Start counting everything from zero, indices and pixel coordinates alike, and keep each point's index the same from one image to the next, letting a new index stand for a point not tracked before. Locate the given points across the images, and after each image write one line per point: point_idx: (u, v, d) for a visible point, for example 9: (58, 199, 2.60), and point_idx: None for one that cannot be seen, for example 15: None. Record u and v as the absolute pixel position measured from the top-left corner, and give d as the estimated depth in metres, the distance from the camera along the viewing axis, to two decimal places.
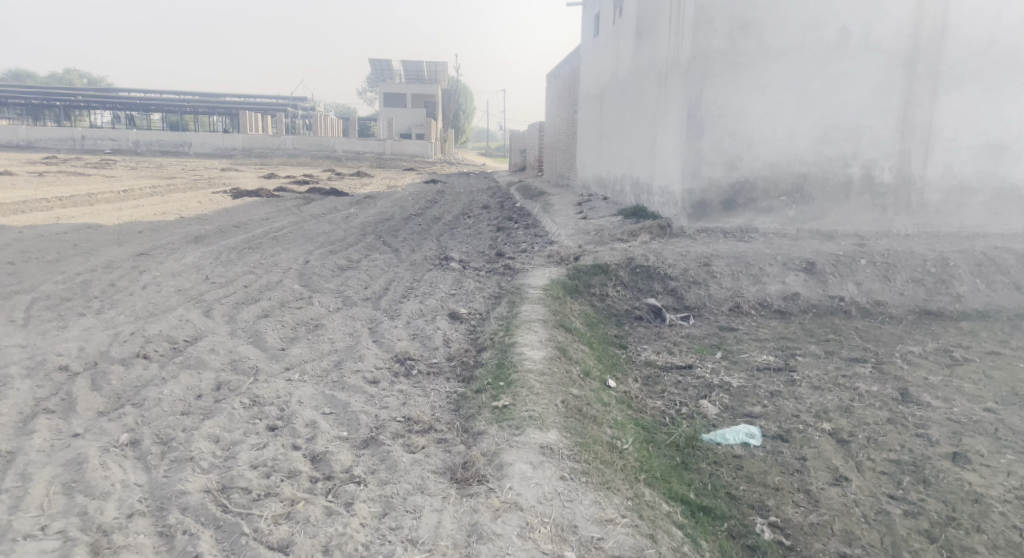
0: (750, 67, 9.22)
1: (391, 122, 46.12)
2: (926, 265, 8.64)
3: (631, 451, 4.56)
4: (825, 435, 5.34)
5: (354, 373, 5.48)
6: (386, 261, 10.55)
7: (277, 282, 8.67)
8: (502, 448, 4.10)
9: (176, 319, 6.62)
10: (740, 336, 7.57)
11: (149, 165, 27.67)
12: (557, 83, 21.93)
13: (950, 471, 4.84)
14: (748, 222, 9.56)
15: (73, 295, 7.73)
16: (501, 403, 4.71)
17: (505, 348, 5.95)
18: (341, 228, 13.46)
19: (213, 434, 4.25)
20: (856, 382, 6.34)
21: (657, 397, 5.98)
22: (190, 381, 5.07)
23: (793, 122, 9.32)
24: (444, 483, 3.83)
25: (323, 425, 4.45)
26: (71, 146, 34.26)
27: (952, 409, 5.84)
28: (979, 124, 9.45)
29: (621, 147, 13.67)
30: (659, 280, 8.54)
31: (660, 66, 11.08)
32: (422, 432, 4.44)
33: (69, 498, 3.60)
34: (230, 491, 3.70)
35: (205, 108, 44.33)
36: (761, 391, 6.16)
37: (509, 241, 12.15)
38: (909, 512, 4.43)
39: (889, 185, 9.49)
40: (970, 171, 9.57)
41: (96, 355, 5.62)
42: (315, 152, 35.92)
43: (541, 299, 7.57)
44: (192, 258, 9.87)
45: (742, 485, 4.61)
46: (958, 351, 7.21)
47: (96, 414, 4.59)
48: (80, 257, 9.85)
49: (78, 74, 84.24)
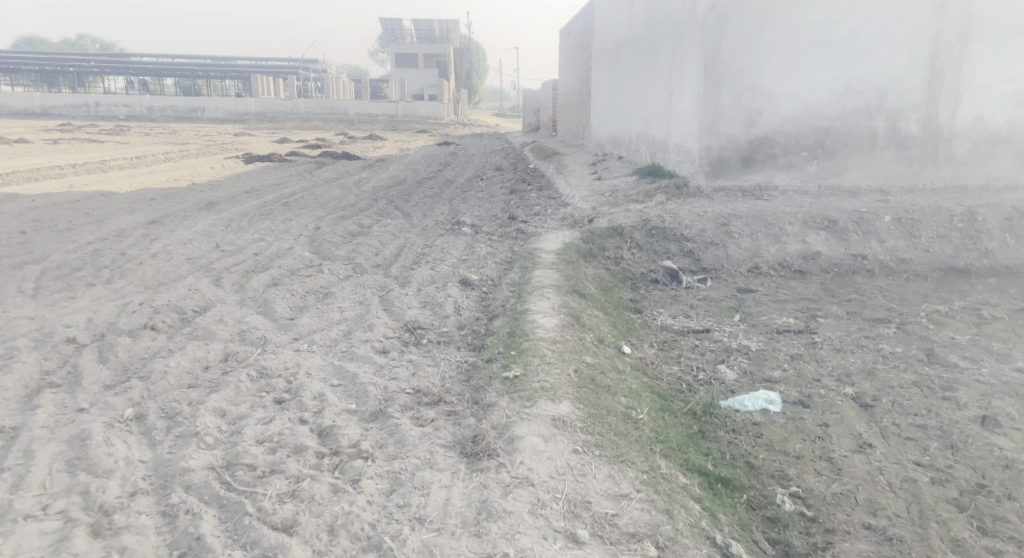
0: (770, 17, 8.87)
1: (403, 83, 45.55)
2: (952, 221, 8.35)
3: (646, 421, 4.43)
4: (848, 400, 5.18)
5: (364, 343, 5.38)
6: (398, 227, 10.40)
7: (288, 249, 8.57)
8: (513, 421, 3.98)
9: (185, 289, 6.54)
10: (759, 298, 7.39)
11: (162, 131, 27.53)
12: (570, 38, 21.46)
13: (978, 437, 4.68)
14: (768, 179, 9.29)
15: (83, 265, 7.66)
16: (513, 373, 4.59)
17: (517, 315, 5.82)
18: (353, 193, 13.31)
19: (219, 409, 4.17)
20: (880, 343, 6.17)
21: (673, 363, 5.85)
22: (197, 353, 4.99)
23: (816, 73, 8.98)
24: (453, 458, 3.73)
25: (330, 398, 4.36)
26: (85, 113, 34.23)
27: (981, 370, 5.66)
28: (1011, 71, 9.05)
29: (637, 103, 13.34)
30: (675, 242, 8.33)
31: (676, 19, 10.72)
32: (431, 404, 4.33)
33: (71, 476, 3.54)
34: (235, 467, 3.62)
35: (216, 72, 43.99)
36: (781, 354, 6.00)
37: (523, 204, 11.95)
38: (937, 479, 4.28)
39: (915, 137, 9.16)
40: (1001, 120, 9.21)
41: (104, 327, 5.55)
42: (327, 115, 35.58)
43: (554, 264, 7.41)
44: (202, 226, 9.77)
45: (762, 454, 4.49)
46: (987, 309, 6.98)
47: (102, 388, 4.52)
48: (91, 226, 9.78)
49: (90, 40, 83.95)
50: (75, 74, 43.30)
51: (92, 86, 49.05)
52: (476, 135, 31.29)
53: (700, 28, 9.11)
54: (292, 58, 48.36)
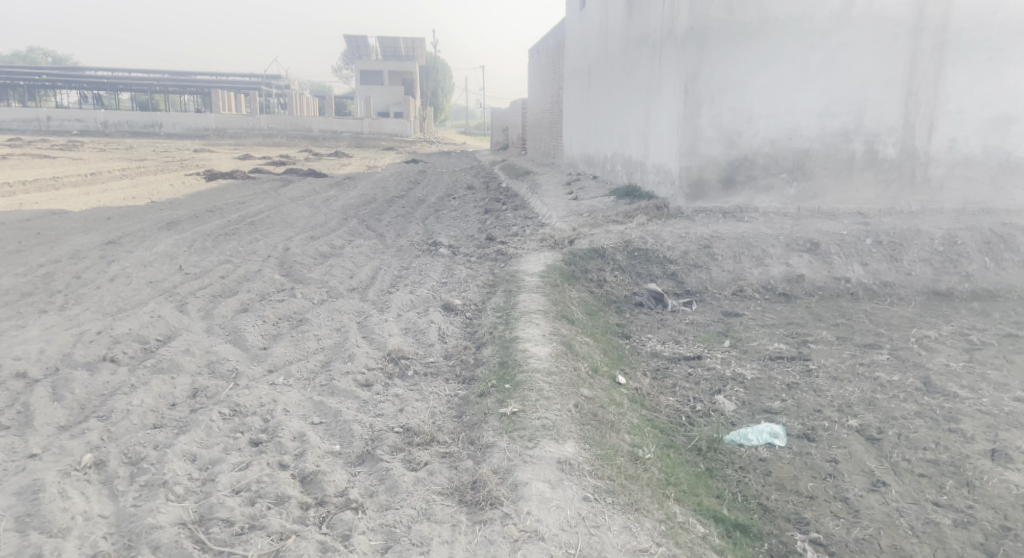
0: (748, 39, 8.77)
1: (368, 100, 45.04)
2: (933, 243, 8.26)
3: (654, 460, 4.16)
4: (853, 432, 4.97)
5: (344, 376, 5.00)
6: (370, 247, 10.03)
7: (257, 271, 8.16)
8: (515, 464, 3.68)
9: (147, 316, 6.11)
10: (745, 322, 7.17)
11: (120, 146, 26.79)
12: (540, 58, 21.29)
13: (992, 473, 4.50)
14: (748, 201, 9.14)
15: (34, 289, 7.17)
16: (510, 409, 4.27)
17: (506, 344, 5.50)
18: (322, 212, 12.89)
19: (189, 452, 3.79)
20: (876, 371, 5.97)
21: (669, 393, 5.55)
22: (163, 389, 4.60)
23: (794, 96, 8.88)
24: (452, 507, 3.42)
25: (312, 439, 4.00)
26: (37, 127, 33.30)
27: (981, 399, 5.48)
28: (986, 96, 9.04)
29: (612, 124, 13.18)
30: (659, 264, 8.12)
31: (653, 38, 10.60)
32: (423, 445, 3.99)
33: (22, 536, 3.16)
34: (209, 523, 3.28)
35: (176, 87, 43.08)
36: (777, 383, 5.77)
37: (498, 224, 11.66)
38: (959, 522, 4.10)
39: (893, 160, 9.09)
40: (976, 143, 9.17)
41: (59, 359, 5.12)
42: (290, 132, 34.97)
43: (538, 288, 7.10)
44: (163, 246, 9.29)
45: (773, 494, 4.25)
46: (975, 334, 6.85)
47: (56, 429, 4.12)
48: (43, 247, 9.24)
49: (44, 52, 82.36)
50: (26, 86, 42.05)
51: (46, 99, 47.65)
52: (444, 154, 30.99)
53: (679, 48, 8.99)
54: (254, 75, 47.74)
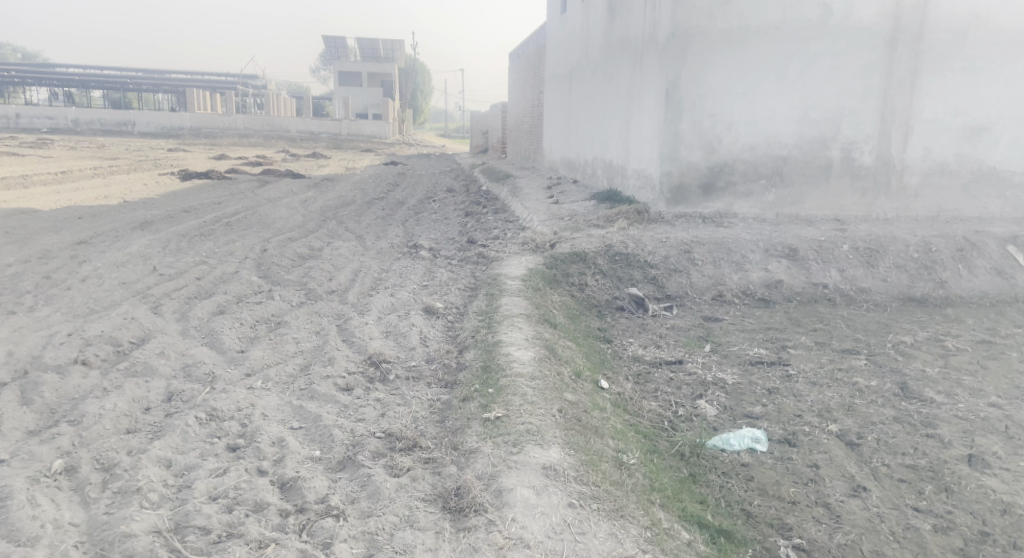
0: (728, 46, 8.81)
1: (347, 101, 44.77)
2: (909, 250, 8.34)
3: (637, 466, 4.14)
4: (834, 437, 4.98)
5: (323, 380, 4.92)
6: (350, 250, 9.93)
7: (233, 273, 8.03)
8: (499, 470, 3.63)
9: (120, 318, 5.99)
10: (726, 327, 7.18)
11: (92, 145, 26.36)
12: (521, 63, 21.29)
13: (971, 478, 4.54)
14: (727, 206, 9.17)
15: (3, 290, 7.00)
16: (493, 414, 4.22)
17: (488, 348, 5.44)
18: (300, 213, 12.76)
19: (164, 458, 3.71)
20: (854, 376, 6.00)
21: (651, 398, 5.53)
22: (137, 393, 4.49)
23: (773, 103, 8.94)
24: (435, 514, 3.38)
25: (291, 444, 3.93)
26: (7, 124, 32.70)
27: (958, 405, 5.52)
28: (959, 106, 9.15)
29: (592, 129, 13.18)
30: (639, 268, 8.12)
31: (635, 44, 10.61)
32: (406, 450, 3.93)
33: None
34: (185, 531, 3.21)
35: (150, 86, 42.53)
36: (758, 388, 5.77)
37: (478, 227, 11.60)
38: (939, 527, 4.13)
39: (869, 168, 9.17)
40: (949, 152, 9.29)
41: (28, 363, 5.00)
42: (267, 133, 34.66)
43: (520, 292, 7.06)
44: (137, 247, 9.13)
45: (757, 500, 4.25)
46: (950, 340, 6.92)
47: (25, 435, 4.01)
48: (13, 246, 9.04)
49: (16, 48, 80.99)
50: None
51: (16, 96, 46.81)
52: (423, 157, 30.88)
53: (661, 54, 9.01)
54: (230, 75, 47.33)
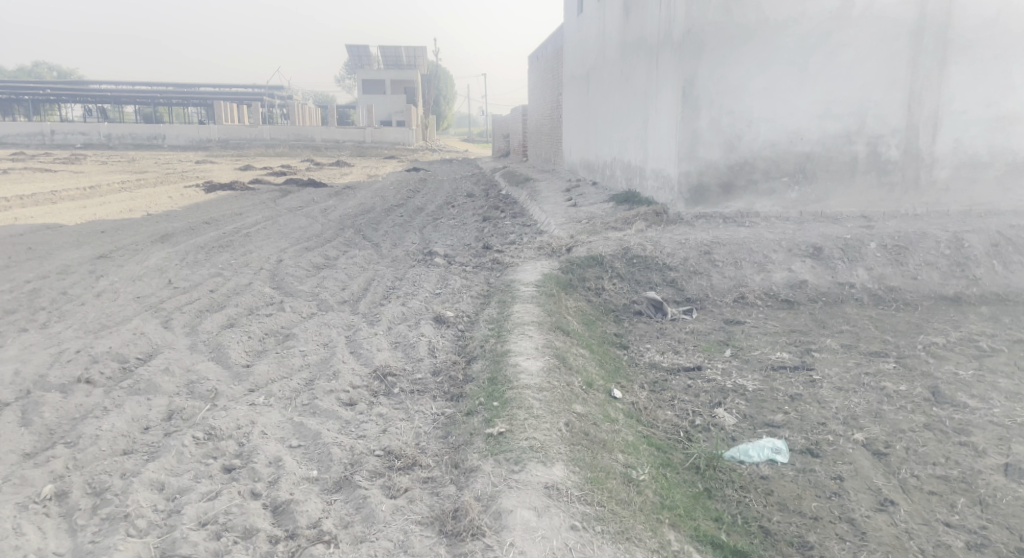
0: (745, 41, 8.57)
1: (371, 108, 44.88)
2: (939, 247, 8.02)
3: (648, 482, 3.96)
4: (859, 447, 4.74)
5: (327, 395, 4.80)
6: (365, 258, 9.83)
7: (247, 285, 7.97)
8: (499, 490, 3.49)
9: (129, 333, 5.94)
10: (747, 330, 6.94)
11: (121, 159, 26.67)
12: (540, 65, 21.10)
13: (1007, 490, 4.29)
14: (749, 205, 8.92)
15: (19, 307, 7.01)
16: (496, 429, 4.06)
17: (497, 359, 5.29)
18: (318, 222, 12.70)
19: (157, 481, 3.64)
20: (882, 381, 5.73)
21: (667, 407, 5.32)
22: (137, 411, 4.41)
23: (794, 98, 8.67)
24: (431, 539, 3.26)
25: (287, 463, 3.81)
26: (40, 141, 33.28)
27: (993, 410, 5.24)
28: (991, 95, 8.81)
29: (611, 130, 12.96)
30: (657, 271, 7.92)
31: (651, 42, 10.38)
32: (404, 469, 3.80)
33: None
34: None
35: (179, 99, 43.11)
36: (780, 395, 5.54)
37: (496, 233, 11.44)
38: (972, 544, 3.89)
39: (896, 162, 8.86)
40: (981, 144, 8.94)
41: (33, 382, 4.97)
42: (292, 143, 34.85)
43: (533, 298, 6.89)
44: (154, 260, 9.12)
45: (776, 516, 4.05)
46: (984, 340, 6.61)
47: (21, 458, 3.96)
48: (32, 262, 9.08)
49: (50, 67, 82.85)
50: (31, 102, 42.11)
51: (49, 113, 47.71)
52: (446, 162, 30.80)
53: (677, 51, 8.80)
54: (256, 87, 47.84)
